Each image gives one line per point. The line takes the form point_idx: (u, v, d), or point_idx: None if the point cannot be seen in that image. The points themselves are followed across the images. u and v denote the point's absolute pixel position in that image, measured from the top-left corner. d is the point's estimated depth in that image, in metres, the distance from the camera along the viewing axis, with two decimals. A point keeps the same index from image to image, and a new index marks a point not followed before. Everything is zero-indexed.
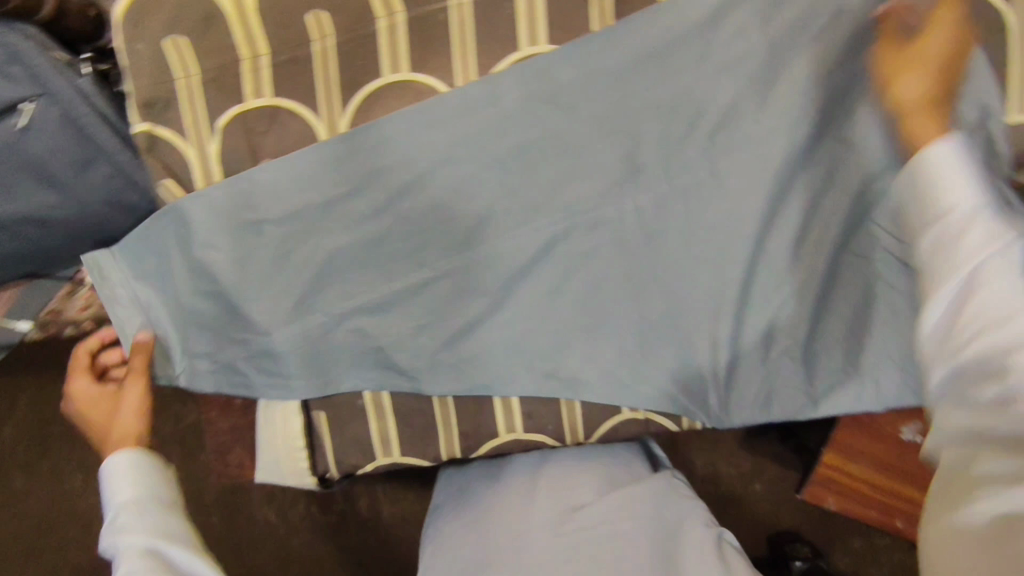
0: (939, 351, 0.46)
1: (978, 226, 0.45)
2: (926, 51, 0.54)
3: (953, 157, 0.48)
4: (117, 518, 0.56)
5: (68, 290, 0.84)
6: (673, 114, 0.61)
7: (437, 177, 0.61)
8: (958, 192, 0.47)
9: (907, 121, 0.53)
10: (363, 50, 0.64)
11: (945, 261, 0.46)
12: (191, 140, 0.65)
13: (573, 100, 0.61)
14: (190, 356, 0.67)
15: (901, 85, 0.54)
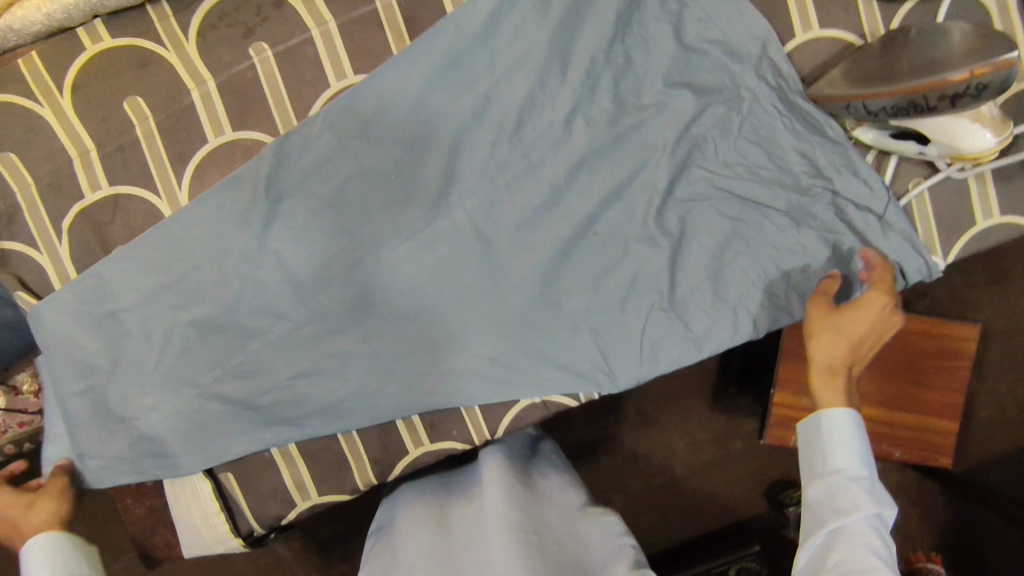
0: (813, 521, 0.61)
1: (862, 484, 0.61)
2: (848, 319, 0.63)
3: (854, 427, 0.63)
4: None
5: None
6: (480, 119, 0.68)
7: (279, 224, 0.69)
8: (849, 459, 0.62)
9: (818, 329, 0.64)
10: (182, 123, 0.67)
11: (829, 517, 0.60)
12: (42, 242, 0.68)
13: (383, 129, 0.68)
14: (90, 445, 0.69)
15: (846, 325, 0.64)
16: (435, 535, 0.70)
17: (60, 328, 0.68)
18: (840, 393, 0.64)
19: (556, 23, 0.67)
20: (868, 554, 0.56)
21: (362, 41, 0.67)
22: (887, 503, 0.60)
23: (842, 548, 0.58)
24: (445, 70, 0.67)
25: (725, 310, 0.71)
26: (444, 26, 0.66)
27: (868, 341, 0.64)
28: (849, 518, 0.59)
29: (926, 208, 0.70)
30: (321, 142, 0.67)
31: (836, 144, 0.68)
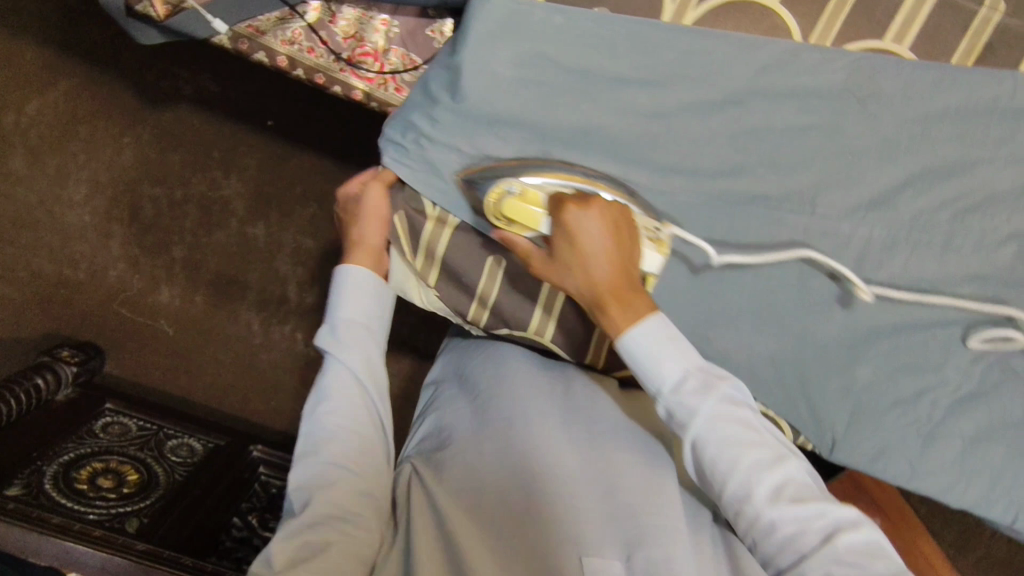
0: (706, 482, 0.60)
1: (692, 383, 0.60)
2: (595, 261, 0.62)
3: (662, 334, 0.62)
4: (345, 331, 0.69)
5: (283, 17, 0.76)
6: (951, 175, 0.67)
7: (737, 110, 0.65)
8: (670, 373, 0.61)
9: (549, 277, 0.66)
10: None
11: (678, 430, 0.61)
12: None
13: (883, 112, 0.65)
14: (423, 134, 0.65)
15: (570, 283, 0.64)
16: (523, 399, 0.73)
17: (501, 26, 0.60)
18: (629, 313, 0.62)
19: None
20: (807, 506, 0.55)
21: (937, 27, 0.63)
22: (722, 381, 0.61)
23: (840, 539, 0.54)
24: (976, 116, 0.65)
25: (958, 475, 0.74)
26: (1005, 78, 0.64)
27: (630, 283, 0.63)
28: (755, 462, 0.57)
29: None
30: (830, 82, 0.64)
31: None
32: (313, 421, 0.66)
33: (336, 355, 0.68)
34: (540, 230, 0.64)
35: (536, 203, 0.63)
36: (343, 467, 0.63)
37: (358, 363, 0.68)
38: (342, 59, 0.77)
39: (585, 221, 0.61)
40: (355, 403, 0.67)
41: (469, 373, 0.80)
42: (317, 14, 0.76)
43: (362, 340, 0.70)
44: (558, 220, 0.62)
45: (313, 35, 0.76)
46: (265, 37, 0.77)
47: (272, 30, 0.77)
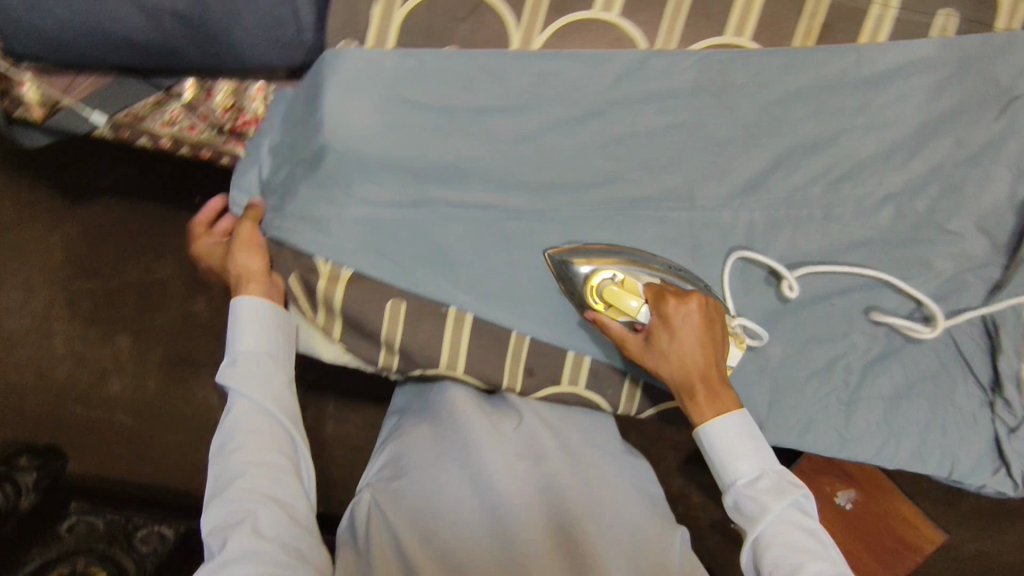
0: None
1: (765, 483, 0.62)
2: (682, 339, 0.62)
3: (741, 428, 0.63)
4: (246, 357, 0.66)
5: (159, 100, 0.78)
6: (818, 150, 0.69)
7: (600, 121, 0.67)
8: (744, 463, 0.62)
9: (644, 364, 0.64)
10: None
11: (744, 525, 0.62)
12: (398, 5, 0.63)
13: (739, 101, 0.68)
14: (298, 196, 0.65)
15: (665, 367, 0.63)
16: (494, 434, 0.72)
17: (354, 78, 0.63)
18: (714, 407, 0.62)
19: (931, 116, 0.69)
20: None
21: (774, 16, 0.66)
22: (799, 489, 0.62)
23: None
24: (827, 93, 0.68)
25: (883, 435, 0.75)
26: (849, 51, 0.67)
27: (714, 370, 0.63)
28: (816, 569, 0.56)
29: None
30: (683, 80, 0.67)
31: None
32: (217, 458, 0.63)
33: (236, 384, 0.65)
34: (640, 318, 0.64)
35: (636, 292, 0.64)
36: (252, 501, 0.61)
37: (259, 393, 0.65)
38: (224, 130, 0.81)
39: (683, 313, 0.62)
40: (257, 432, 0.64)
41: (438, 401, 0.75)
42: (192, 91, 0.77)
43: (262, 366, 0.67)
44: (665, 314, 0.62)
45: (192, 113, 0.79)
46: (145, 122, 0.79)
47: (150, 114, 0.79)
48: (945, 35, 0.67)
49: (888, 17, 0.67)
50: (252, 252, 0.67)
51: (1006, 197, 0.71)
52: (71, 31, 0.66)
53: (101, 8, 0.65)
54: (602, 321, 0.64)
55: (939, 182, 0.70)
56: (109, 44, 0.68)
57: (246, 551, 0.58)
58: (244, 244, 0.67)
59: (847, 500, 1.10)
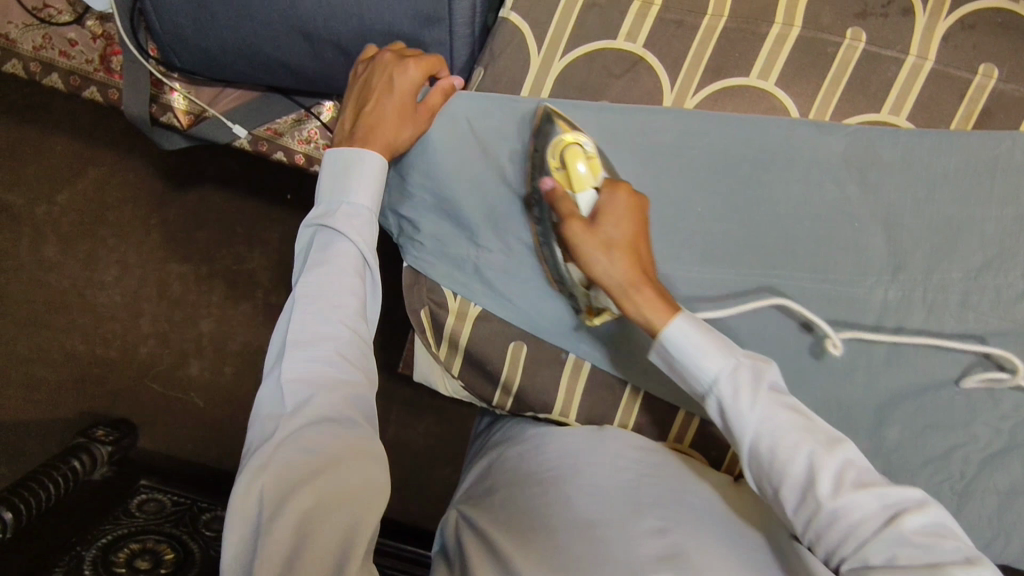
0: (762, 487, 0.50)
1: (744, 375, 0.50)
2: (616, 225, 0.58)
3: (699, 328, 0.52)
4: (353, 215, 0.55)
5: (299, 118, 0.80)
6: (960, 235, 0.67)
7: (743, 184, 0.66)
8: (715, 361, 0.51)
9: (579, 244, 0.57)
10: (743, 45, 0.64)
11: (730, 433, 0.51)
12: (558, 55, 0.64)
13: (886, 178, 0.66)
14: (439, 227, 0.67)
15: (602, 255, 0.56)
16: (589, 445, 0.66)
17: (503, 117, 0.64)
18: (661, 302, 0.55)
19: None
20: (859, 494, 0.45)
21: (932, 95, 0.65)
22: (757, 363, 0.51)
23: (906, 520, 0.44)
24: (979, 177, 0.66)
25: (997, 531, 0.72)
26: (1006, 137, 0.65)
27: (646, 265, 0.57)
28: (810, 454, 0.47)
29: None
30: (833, 151, 0.66)
31: None
32: (299, 346, 0.50)
33: (340, 232, 0.54)
34: (583, 198, 0.59)
35: (597, 176, 0.60)
36: (343, 369, 0.50)
37: (369, 248, 0.55)
38: None
39: (627, 206, 0.58)
40: (359, 295, 0.53)
41: (527, 427, 0.72)
42: (331, 113, 0.79)
43: (372, 222, 0.56)
44: (614, 202, 0.58)
45: (328, 133, 0.80)
46: (283, 138, 0.80)
47: (289, 131, 0.80)
48: None
49: None
50: (416, 124, 0.61)
51: None
52: (236, 51, 0.69)
53: (267, 35, 0.67)
54: (557, 192, 0.60)
55: None
56: (268, 66, 0.71)
57: (320, 459, 0.46)
58: (402, 113, 0.60)
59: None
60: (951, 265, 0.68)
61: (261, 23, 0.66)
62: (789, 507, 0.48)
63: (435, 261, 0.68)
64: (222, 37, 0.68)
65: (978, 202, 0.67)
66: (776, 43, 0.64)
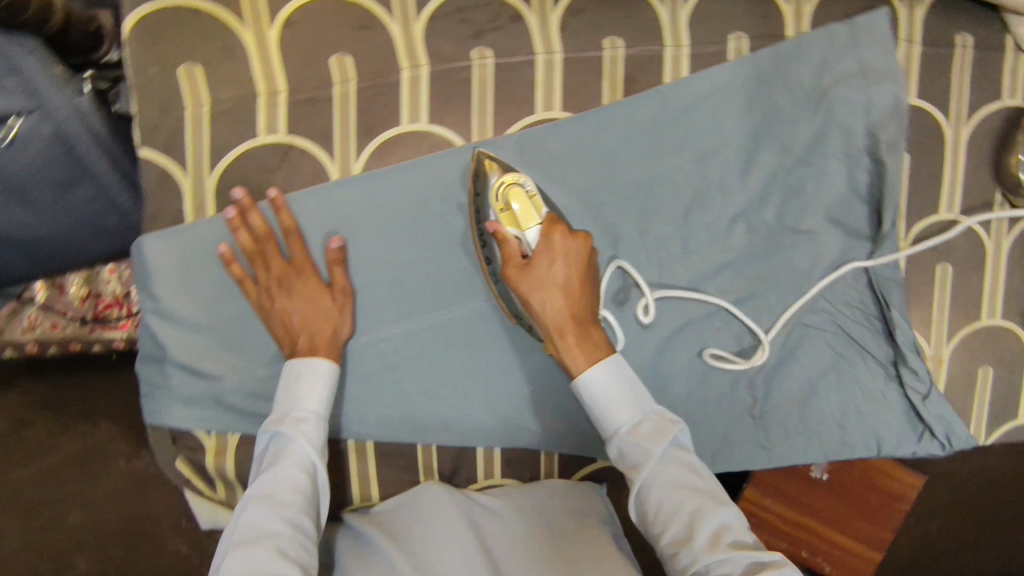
0: (649, 528, 0.58)
1: (648, 425, 0.58)
2: (539, 269, 0.60)
3: (614, 376, 0.59)
4: (301, 420, 0.59)
5: (12, 309, 0.75)
6: (654, 192, 0.71)
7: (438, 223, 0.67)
8: (623, 411, 0.59)
9: (519, 288, 0.60)
10: (384, 98, 0.65)
11: (628, 472, 0.58)
12: (209, 171, 0.63)
13: (567, 169, 0.68)
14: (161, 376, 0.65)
15: (538, 302, 0.59)
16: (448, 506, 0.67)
17: (178, 250, 0.63)
18: (585, 350, 0.59)
19: (747, 131, 0.71)
20: (730, 552, 0.52)
21: (575, 80, 0.68)
22: (673, 426, 0.58)
23: (760, 574, 0.51)
24: (648, 137, 0.69)
25: (800, 433, 0.76)
26: (655, 95, 0.69)
27: (586, 316, 0.61)
28: (698, 510, 0.55)
29: (988, 378, 0.81)
30: (509, 164, 0.67)
31: (922, 312, 0.79)
32: (239, 557, 0.52)
33: (290, 436, 0.59)
34: (528, 234, 0.61)
35: (537, 214, 0.62)
36: (281, 564, 0.52)
37: (317, 451, 0.59)
38: (87, 320, 0.77)
39: (569, 245, 0.61)
40: (303, 491, 0.57)
41: (349, 523, 0.68)
42: (45, 291, 0.76)
43: (318, 426, 0.60)
44: (553, 244, 0.61)
45: (49, 311, 0.76)
46: (4, 333, 0.75)
47: (7, 325, 0.75)
48: (741, 55, 0.71)
49: (682, 55, 0.70)
50: (333, 306, 0.64)
51: (843, 188, 0.74)
52: None
53: None
54: (500, 234, 0.61)
55: (774, 190, 0.73)
56: None
57: None
58: (310, 305, 0.63)
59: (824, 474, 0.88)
60: (658, 221, 0.71)
61: None
62: (666, 551, 0.56)
63: (171, 410, 0.65)
64: None
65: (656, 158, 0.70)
66: (413, 86, 0.65)
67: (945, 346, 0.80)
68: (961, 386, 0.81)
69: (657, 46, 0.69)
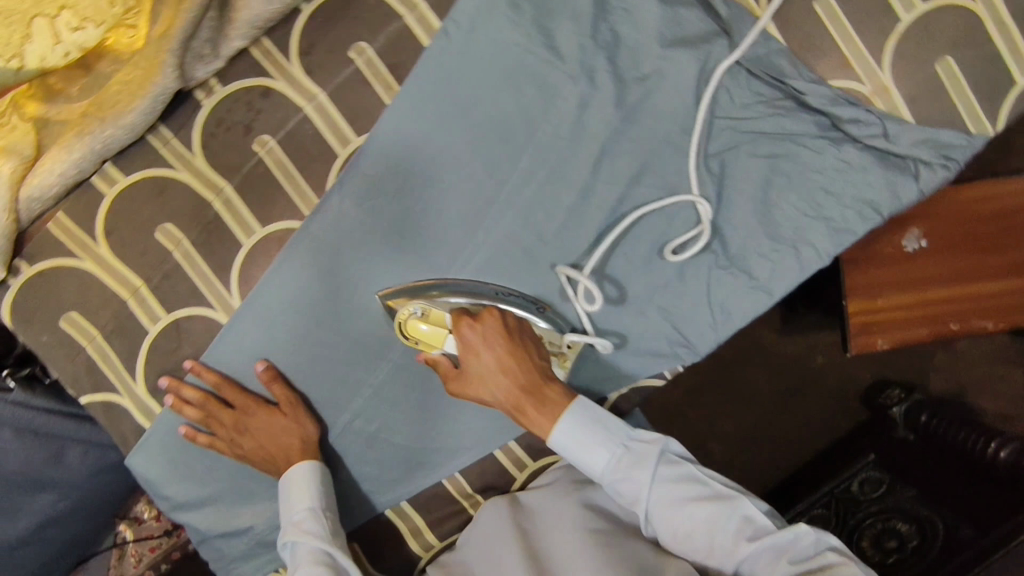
0: (680, 546, 0.68)
1: (626, 459, 0.69)
2: (474, 364, 0.68)
3: (579, 426, 0.69)
4: (300, 522, 0.67)
5: (118, 554, 0.87)
6: (484, 142, 0.69)
7: (328, 299, 0.70)
8: (596, 455, 0.69)
9: (466, 392, 0.70)
10: (214, 232, 0.68)
11: (638, 510, 0.70)
12: (135, 380, 0.70)
13: (399, 183, 0.69)
14: (215, 547, 0.74)
15: (485, 392, 0.69)
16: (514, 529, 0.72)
17: (159, 451, 0.71)
18: (547, 416, 0.69)
19: (529, 28, 0.66)
20: (754, 547, 0.63)
21: (350, 103, 0.67)
22: (650, 448, 0.69)
23: (785, 543, 0.62)
24: (444, 101, 0.68)
25: (775, 256, 0.71)
26: (424, 64, 0.67)
27: (540, 380, 0.70)
28: (709, 510, 0.66)
29: (954, 66, 0.66)
30: (347, 212, 0.68)
31: (828, 57, 0.67)
32: None
33: (297, 539, 0.66)
34: (447, 346, 0.69)
35: (445, 324, 0.69)
36: None
37: (324, 539, 0.67)
38: (171, 528, 0.88)
39: (481, 331, 0.68)
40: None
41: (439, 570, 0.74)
42: (130, 528, 0.88)
43: (319, 520, 0.68)
44: (471, 342, 0.68)
45: (142, 540, 0.88)
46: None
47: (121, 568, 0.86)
48: None
49: (424, 12, 0.67)
50: (287, 420, 0.69)
51: (659, 7, 0.66)
52: None
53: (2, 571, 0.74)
54: (429, 360, 0.70)
55: (594, 58, 0.67)
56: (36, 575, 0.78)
57: None
58: (270, 431, 0.69)
59: (916, 242, 0.89)
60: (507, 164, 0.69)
61: None
62: (713, 554, 0.65)
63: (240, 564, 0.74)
64: None
65: (465, 113, 0.68)
66: (229, 206, 0.68)
67: (881, 72, 0.66)
68: (932, 93, 0.67)
69: (398, 20, 0.67)
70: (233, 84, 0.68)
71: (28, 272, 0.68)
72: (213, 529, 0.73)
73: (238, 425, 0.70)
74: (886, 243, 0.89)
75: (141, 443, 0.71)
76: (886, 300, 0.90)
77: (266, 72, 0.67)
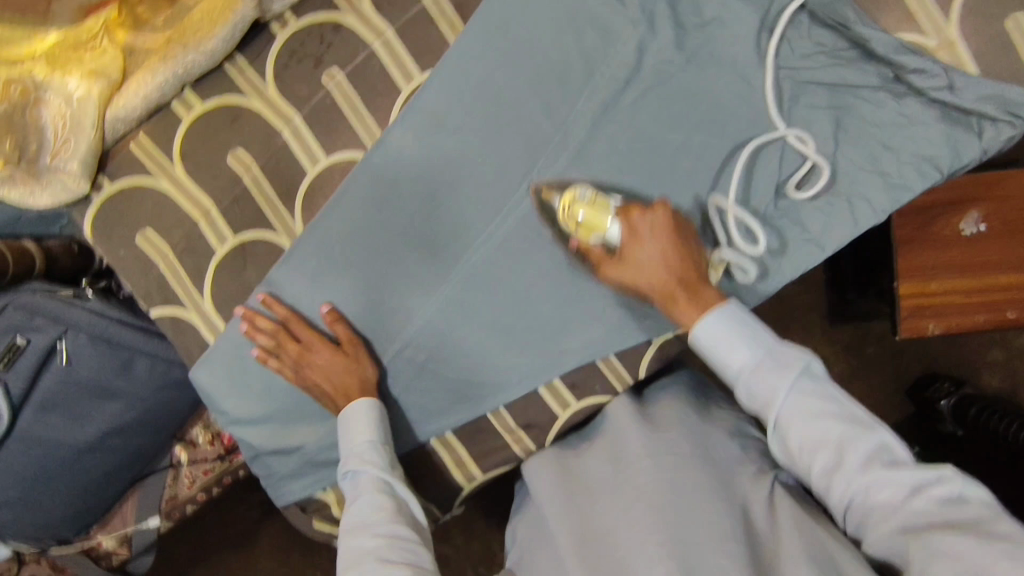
0: (794, 459, 0.57)
1: (766, 364, 0.58)
2: (637, 255, 0.64)
3: (728, 320, 0.60)
4: (361, 453, 0.68)
5: (173, 474, 0.90)
6: (543, 83, 0.70)
7: (385, 228, 0.72)
8: (739, 352, 0.59)
9: (623, 279, 0.65)
10: (282, 159, 0.72)
11: (760, 412, 0.58)
12: (200, 297, 0.74)
13: (458, 119, 0.71)
14: (267, 464, 0.77)
15: (640, 282, 0.64)
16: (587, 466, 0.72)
17: (220, 367, 0.74)
18: (698, 308, 0.62)
19: None
20: (884, 473, 0.52)
21: (415, 39, 0.70)
22: (799, 361, 0.57)
23: (928, 490, 0.51)
24: (506, 40, 0.70)
25: (834, 207, 0.70)
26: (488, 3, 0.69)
27: (697, 275, 0.63)
28: (843, 437, 0.54)
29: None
30: (407, 144, 0.71)
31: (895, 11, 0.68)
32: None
33: (357, 469, 0.67)
34: (608, 233, 0.65)
35: (607, 209, 0.65)
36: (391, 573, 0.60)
37: (382, 470, 0.67)
38: (224, 453, 0.90)
39: (649, 220, 0.64)
40: (385, 508, 0.65)
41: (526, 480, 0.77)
42: (185, 451, 0.90)
43: (377, 450, 0.68)
44: (634, 226, 0.64)
45: (195, 463, 0.90)
46: (180, 495, 0.89)
47: (176, 487, 0.89)
48: None
49: None
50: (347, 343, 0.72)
51: None
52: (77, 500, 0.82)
53: (71, 473, 0.79)
54: (584, 244, 0.67)
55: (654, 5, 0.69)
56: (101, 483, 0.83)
57: None
58: (328, 350, 0.72)
59: (976, 225, 0.82)
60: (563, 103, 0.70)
61: (59, 475, 0.78)
62: (818, 480, 0.55)
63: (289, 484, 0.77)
64: (58, 504, 0.80)
65: (525, 53, 0.70)
66: (296, 134, 0.71)
67: (947, 26, 0.67)
68: (998, 47, 0.67)
69: None
70: (304, 17, 0.71)
71: (109, 189, 0.73)
72: (266, 446, 0.76)
73: (297, 344, 0.72)
74: (942, 225, 0.83)
75: (205, 357, 0.75)
76: (942, 282, 0.83)
77: (337, 7, 0.70)
